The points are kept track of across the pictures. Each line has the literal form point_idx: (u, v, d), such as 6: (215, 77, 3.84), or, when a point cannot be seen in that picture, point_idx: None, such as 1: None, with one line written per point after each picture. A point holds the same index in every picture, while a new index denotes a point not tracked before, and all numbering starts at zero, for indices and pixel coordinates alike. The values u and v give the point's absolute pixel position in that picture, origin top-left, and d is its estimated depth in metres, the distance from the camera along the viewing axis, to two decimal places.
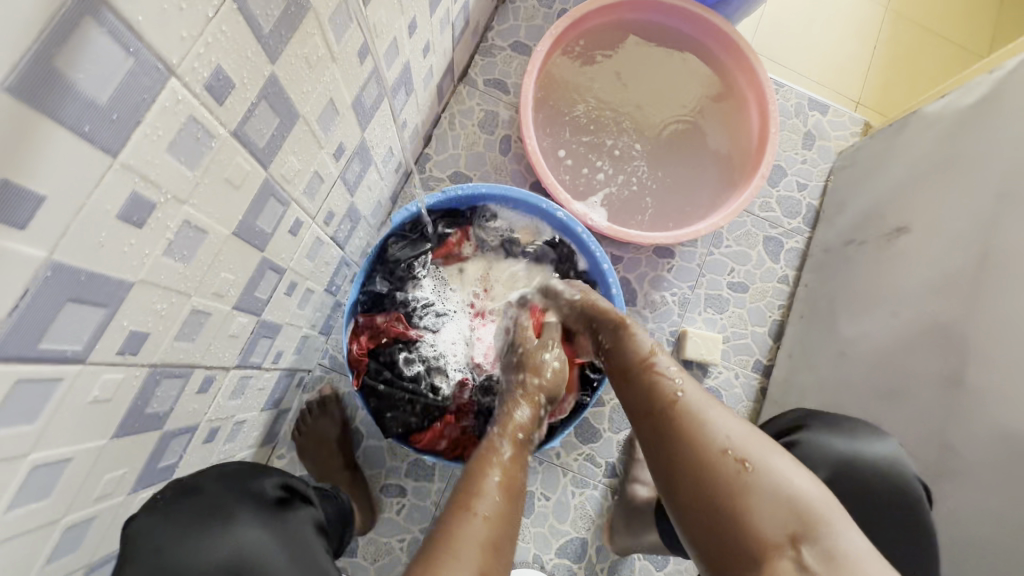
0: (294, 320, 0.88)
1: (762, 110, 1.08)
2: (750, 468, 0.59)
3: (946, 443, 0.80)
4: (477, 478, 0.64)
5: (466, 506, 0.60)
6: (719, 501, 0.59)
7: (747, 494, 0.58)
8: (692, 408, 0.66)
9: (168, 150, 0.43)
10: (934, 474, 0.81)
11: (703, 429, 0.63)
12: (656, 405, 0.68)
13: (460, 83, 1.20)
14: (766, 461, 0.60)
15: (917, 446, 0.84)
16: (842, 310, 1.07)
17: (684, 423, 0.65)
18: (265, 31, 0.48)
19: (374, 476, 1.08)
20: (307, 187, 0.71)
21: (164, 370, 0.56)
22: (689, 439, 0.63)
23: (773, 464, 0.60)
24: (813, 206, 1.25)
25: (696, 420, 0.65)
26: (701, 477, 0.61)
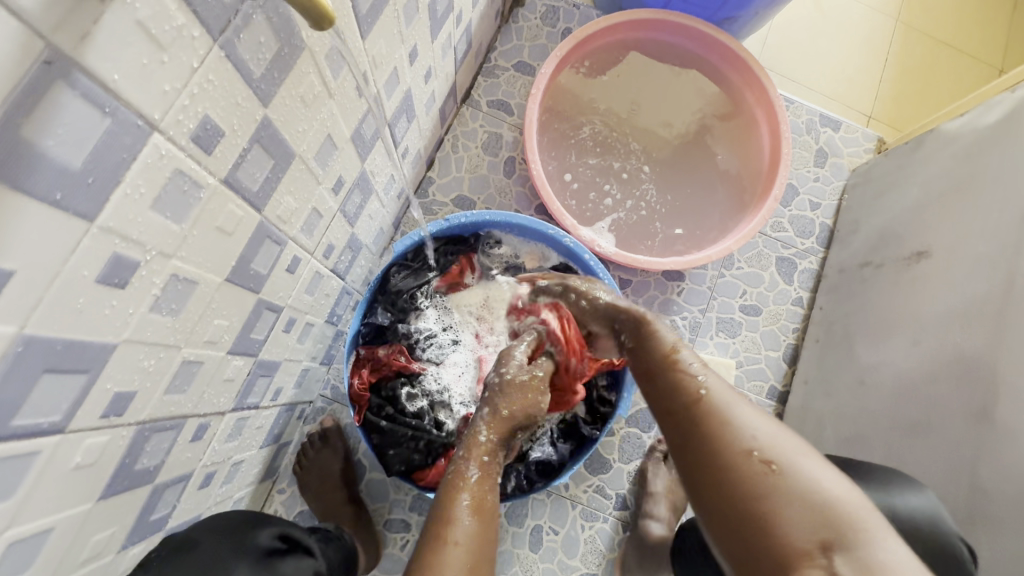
0: (294, 354, 0.86)
1: (773, 129, 1.04)
2: (777, 471, 0.50)
3: (976, 484, 0.75)
4: (449, 496, 0.62)
5: (443, 530, 0.58)
6: (697, 433, 0.55)
7: (724, 428, 0.54)
8: (715, 400, 0.57)
9: (152, 207, 0.40)
10: (967, 519, 0.76)
11: (727, 423, 0.55)
12: (651, 354, 0.66)
13: (463, 104, 1.18)
14: (750, 405, 0.57)
15: (940, 485, 0.80)
16: (859, 336, 1.03)
17: (678, 369, 0.62)
18: (256, 76, 0.45)
19: (377, 510, 1.05)
20: (304, 224, 0.69)
21: (153, 426, 0.53)
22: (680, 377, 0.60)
23: (760, 417, 0.55)
24: (827, 225, 1.21)
25: (689, 370, 0.61)
26: (685, 416, 0.57)
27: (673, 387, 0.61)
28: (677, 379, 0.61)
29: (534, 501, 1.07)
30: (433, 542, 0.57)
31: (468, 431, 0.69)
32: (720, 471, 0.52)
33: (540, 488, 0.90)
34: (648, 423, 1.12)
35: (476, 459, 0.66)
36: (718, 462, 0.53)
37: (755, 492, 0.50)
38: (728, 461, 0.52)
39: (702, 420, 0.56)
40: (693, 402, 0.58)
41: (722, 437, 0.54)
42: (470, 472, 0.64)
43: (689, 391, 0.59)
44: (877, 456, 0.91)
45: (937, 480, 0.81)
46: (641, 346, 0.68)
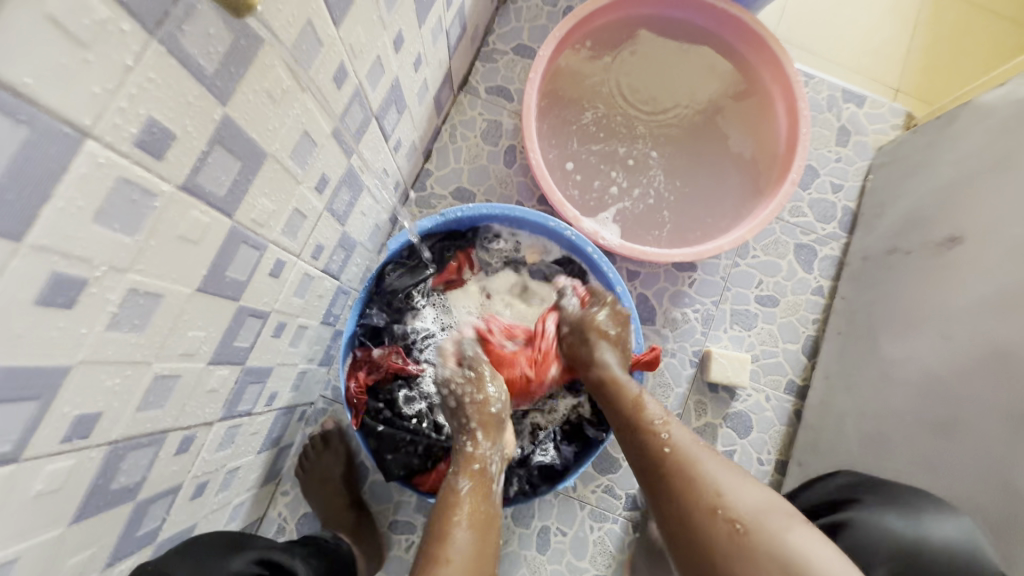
0: (287, 359, 0.83)
1: (791, 108, 0.97)
2: (742, 528, 0.60)
3: (1009, 484, 0.69)
4: (453, 502, 0.65)
5: (449, 523, 0.62)
6: (669, 485, 0.67)
7: (692, 480, 0.66)
8: (683, 457, 0.68)
9: (95, 220, 0.37)
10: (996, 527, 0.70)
11: (695, 481, 0.65)
12: (620, 412, 0.77)
13: (461, 91, 1.13)
14: (715, 455, 0.68)
15: (970, 485, 0.74)
16: (883, 328, 0.96)
17: (647, 426, 0.73)
18: (209, 72, 0.42)
19: (382, 512, 1.03)
20: (286, 226, 0.65)
21: (128, 444, 0.51)
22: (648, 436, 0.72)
23: (722, 466, 0.67)
24: (850, 208, 1.14)
25: (656, 428, 0.72)
26: (658, 472, 0.69)
27: (647, 443, 0.72)
28: (650, 436, 0.72)
29: (540, 502, 1.04)
30: (430, 561, 0.58)
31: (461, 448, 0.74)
32: (695, 522, 0.63)
33: (544, 491, 0.86)
34: None
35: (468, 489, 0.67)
36: (693, 497, 0.64)
37: (723, 547, 0.60)
38: (701, 514, 0.63)
39: (674, 476, 0.67)
40: (664, 460, 0.69)
41: (690, 497, 0.64)
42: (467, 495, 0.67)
43: (658, 448, 0.70)
44: (899, 455, 0.85)
45: (962, 485, 0.75)
46: (613, 406, 0.78)
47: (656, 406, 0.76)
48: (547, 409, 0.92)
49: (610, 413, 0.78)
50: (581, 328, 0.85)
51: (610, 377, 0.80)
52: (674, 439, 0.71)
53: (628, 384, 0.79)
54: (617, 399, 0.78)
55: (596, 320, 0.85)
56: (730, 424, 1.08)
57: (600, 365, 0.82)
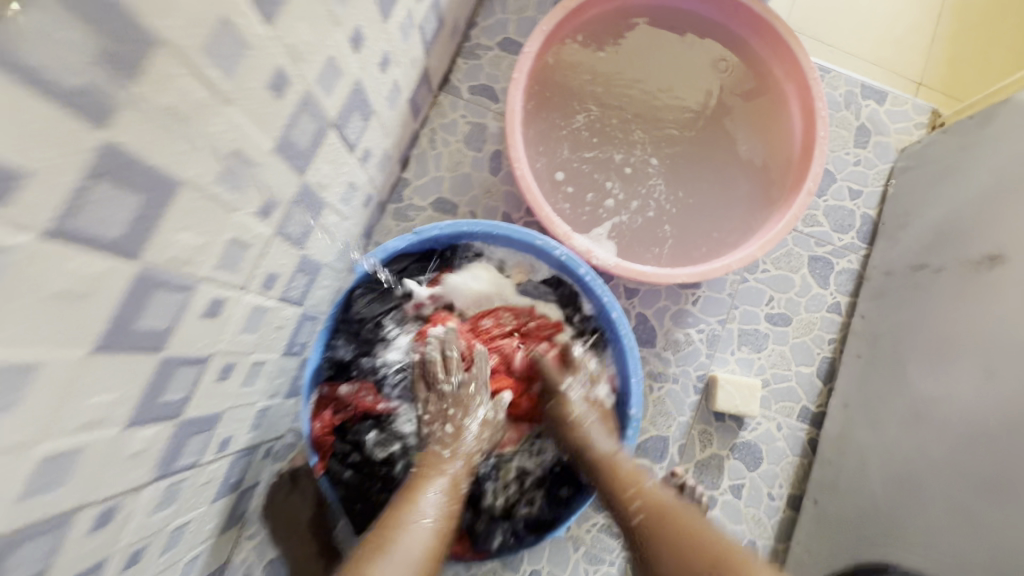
0: (241, 399, 0.74)
1: (806, 108, 0.87)
2: None
3: None
4: (424, 484, 0.67)
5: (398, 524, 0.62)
6: (644, 547, 0.66)
7: (659, 548, 0.64)
8: (654, 513, 0.67)
9: None
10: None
11: (666, 536, 0.64)
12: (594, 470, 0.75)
13: (441, 92, 1.03)
14: (685, 511, 0.66)
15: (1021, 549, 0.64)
16: (911, 356, 0.87)
17: (619, 492, 0.71)
18: (69, 87, 0.32)
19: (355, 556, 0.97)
20: (222, 259, 0.56)
21: (14, 538, 0.42)
22: (619, 505, 0.70)
23: (691, 523, 0.65)
24: (869, 217, 1.04)
25: (628, 483, 0.71)
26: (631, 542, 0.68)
27: (620, 499, 0.70)
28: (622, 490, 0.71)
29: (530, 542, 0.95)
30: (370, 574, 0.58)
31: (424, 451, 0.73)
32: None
33: (532, 543, 0.77)
34: (660, 452, 0.98)
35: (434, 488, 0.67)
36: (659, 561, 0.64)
37: None
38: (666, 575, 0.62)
39: (643, 544, 0.66)
40: (636, 529, 0.68)
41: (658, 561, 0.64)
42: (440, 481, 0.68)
43: (628, 516, 0.69)
44: (932, 503, 0.76)
45: (1001, 553, 0.66)
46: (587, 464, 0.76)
47: (632, 465, 0.74)
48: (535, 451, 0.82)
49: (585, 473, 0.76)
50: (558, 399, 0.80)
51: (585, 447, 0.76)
52: (646, 494, 0.70)
53: (603, 446, 0.76)
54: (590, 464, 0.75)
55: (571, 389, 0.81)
56: (738, 456, 0.98)
57: (576, 439, 0.77)
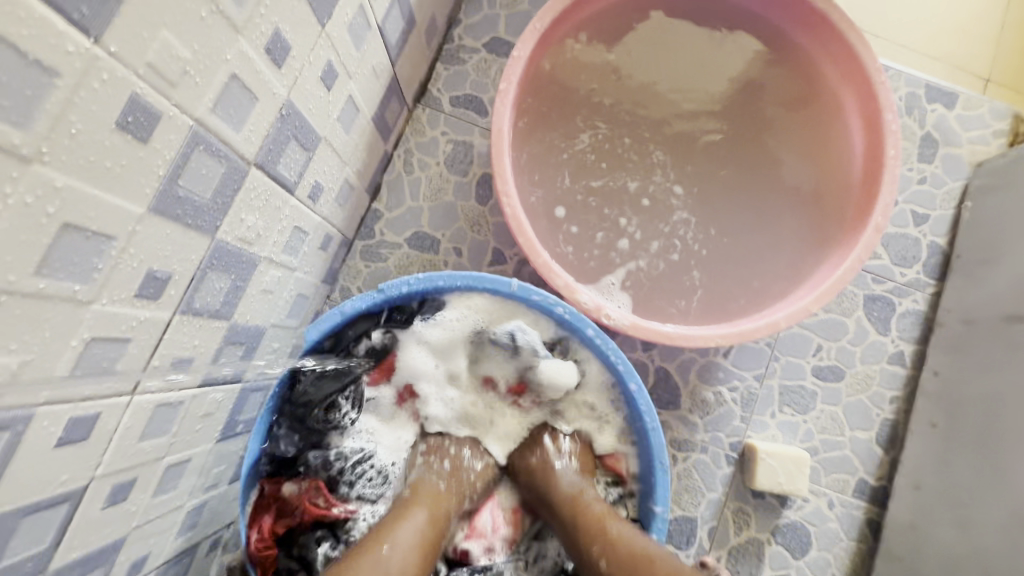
0: (157, 511, 0.59)
1: (870, 120, 0.69)
2: None
3: None
4: (397, 519, 0.56)
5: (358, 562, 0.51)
6: None
7: None
8: (622, 549, 0.56)
9: None
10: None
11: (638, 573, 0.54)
12: (551, 505, 0.63)
13: (417, 105, 0.86)
14: (662, 564, 0.54)
15: None
16: (1015, 438, 0.69)
17: (580, 530, 0.59)
18: None
19: None
20: (78, 367, 0.40)
21: None
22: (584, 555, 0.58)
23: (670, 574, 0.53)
24: (938, 246, 0.85)
25: (591, 513, 0.60)
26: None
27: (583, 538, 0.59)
28: (586, 526, 0.59)
29: None
30: None
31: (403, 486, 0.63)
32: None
33: None
34: (687, 537, 0.81)
35: (418, 516, 0.58)
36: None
37: None
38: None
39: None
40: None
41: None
42: (420, 513, 0.58)
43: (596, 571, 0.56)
44: None
45: None
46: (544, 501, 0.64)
47: (598, 504, 0.61)
48: (532, 556, 0.68)
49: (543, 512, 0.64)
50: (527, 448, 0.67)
51: (548, 489, 0.64)
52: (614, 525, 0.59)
53: (563, 478, 0.64)
54: (547, 498, 0.63)
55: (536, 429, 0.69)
56: (782, 541, 0.81)
57: (540, 483, 0.65)
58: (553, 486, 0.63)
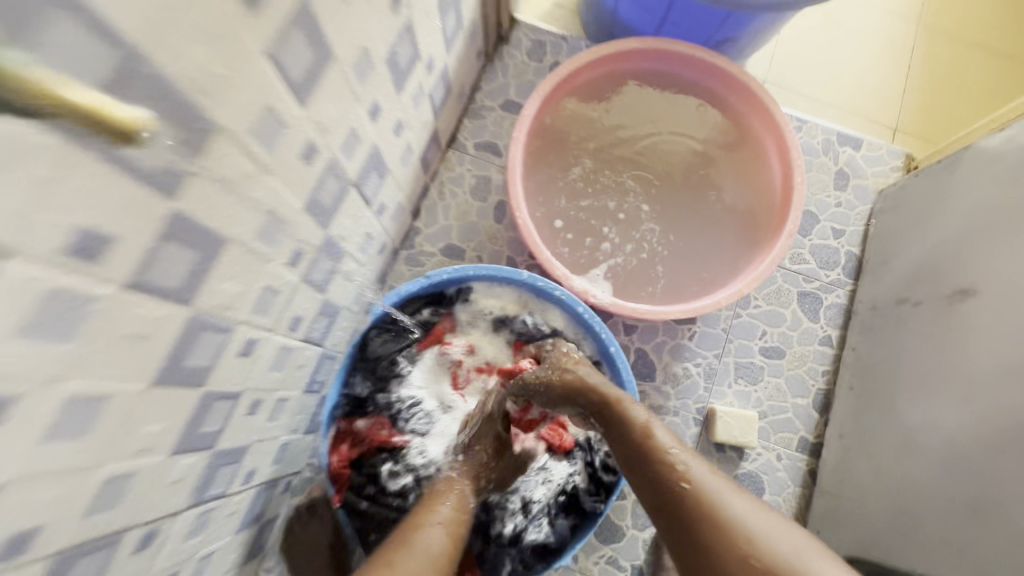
0: (266, 434, 0.80)
1: (784, 156, 0.95)
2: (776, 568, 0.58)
3: None
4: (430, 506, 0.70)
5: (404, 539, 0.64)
6: (689, 521, 0.63)
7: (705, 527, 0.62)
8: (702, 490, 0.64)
9: (18, 334, 0.35)
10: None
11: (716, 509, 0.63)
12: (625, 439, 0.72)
13: (449, 149, 1.13)
14: (732, 492, 0.65)
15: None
16: (899, 384, 0.90)
17: (659, 461, 0.68)
18: (154, 171, 0.40)
19: None
20: (256, 304, 0.63)
21: (75, 550, 0.49)
22: (665, 477, 0.67)
23: (747, 506, 0.64)
24: (853, 254, 1.09)
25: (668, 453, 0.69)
26: (679, 519, 0.64)
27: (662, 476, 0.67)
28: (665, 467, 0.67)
29: None
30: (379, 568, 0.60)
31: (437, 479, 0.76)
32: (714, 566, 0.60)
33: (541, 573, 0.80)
34: None
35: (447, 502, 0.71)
36: (717, 546, 0.61)
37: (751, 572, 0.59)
38: (722, 558, 0.60)
39: (694, 526, 0.63)
40: (684, 506, 0.64)
41: (715, 547, 0.61)
42: (438, 521, 0.67)
43: (675, 491, 0.65)
44: (934, 538, 0.77)
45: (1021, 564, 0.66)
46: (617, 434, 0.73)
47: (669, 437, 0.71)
48: (540, 479, 0.84)
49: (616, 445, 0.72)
50: (573, 375, 0.78)
51: (624, 420, 0.73)
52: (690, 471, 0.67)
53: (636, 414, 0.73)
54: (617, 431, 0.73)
55: (581, 368, 0.79)
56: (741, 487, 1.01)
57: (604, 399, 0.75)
58: (628, 420, 0.73)
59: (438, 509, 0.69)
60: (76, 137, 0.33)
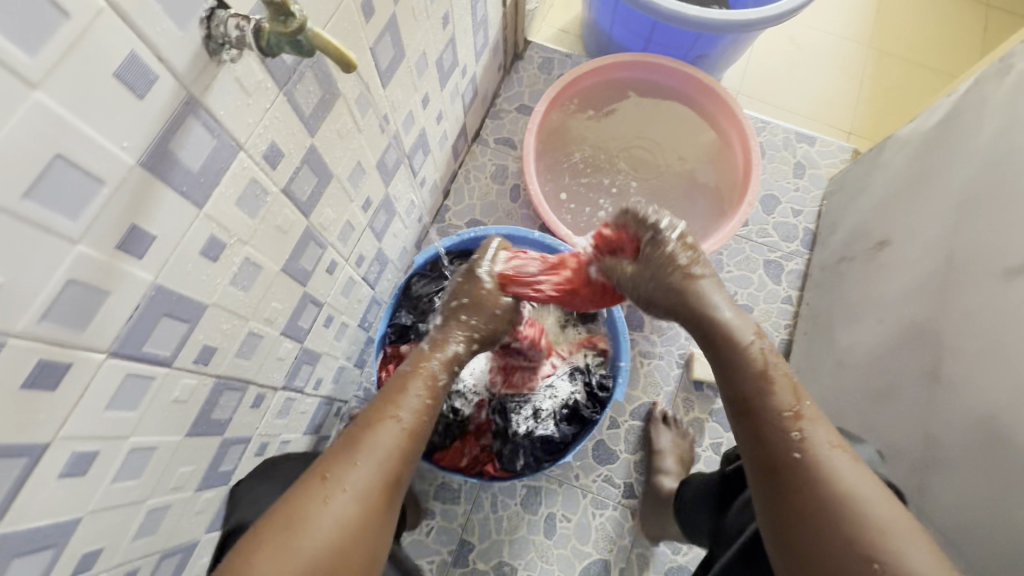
0: (332, 350, 1.01)
1: (745, 145, 1.19)
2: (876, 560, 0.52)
3: (931, 435, 0.81)
4: (367, 433, 0.60)
5: (319, 484, 0.55)
6: (795, 481, 0.57)
7: (805, 492, 0.56)
8: (817, 453, 0.58)
9: (236, 203, 0.58)
10: (922, 466, 0.81)
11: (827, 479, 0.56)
12: (737, 382, 0.64)
13: (474, 143, 1.37)
14: (847, 463, 0.57)
15: (901, 436, 0.86)
16: (834, 319, 1.11)
17: (773, 413, 0.61)
18: (307, 114, 0.64)
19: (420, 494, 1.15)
20: (340, 233, 0.86)
21: (226, 382, 0.69)
22: (776, 434, 0.59)
23: (861, 478, 0.56)
24: (810, 229, 1.31)
25: (783, 404, 0.61)
26: (780, 477, 0.58)
27: (771, 424, 0.60)
28: (774, 417, 0.60)
29: (546, 490, 1.17)
30: (285, 520, 0.52)
31: (387, 390, 0.66)
32: (812, 525, 0.55)
33: (547, 466, 0.99)
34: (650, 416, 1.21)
35: (382, 435, 0.60)
36: (817, 511, 0.55)
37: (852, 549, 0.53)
38: (824, 517, 0.55)
39: (796, 485, 0.57)
40: (790, 468, 0.58)
41: (813, 513, 0.55)
42: (367, 461, 0.58)
43: (785, 452, 0.58)
44: (853, 427, 0.97)
45: (906, 425, 0.86)
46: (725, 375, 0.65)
47: (787, 389, 0.62)
48: (548, 394, 1.05)
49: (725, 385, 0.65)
50: (682, 300, 0.69)
51: (742, 364, 0.64)
52: (805, 432, 0.59)
53: (756, 357, 0.64)
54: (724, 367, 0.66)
55: (703, 281, 0.70)
56: (716, 419, 1.21)
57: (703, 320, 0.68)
58: (744, 361, 0.64)
59: (393, 408, 0.63)
60: (279, 85, 0.57)
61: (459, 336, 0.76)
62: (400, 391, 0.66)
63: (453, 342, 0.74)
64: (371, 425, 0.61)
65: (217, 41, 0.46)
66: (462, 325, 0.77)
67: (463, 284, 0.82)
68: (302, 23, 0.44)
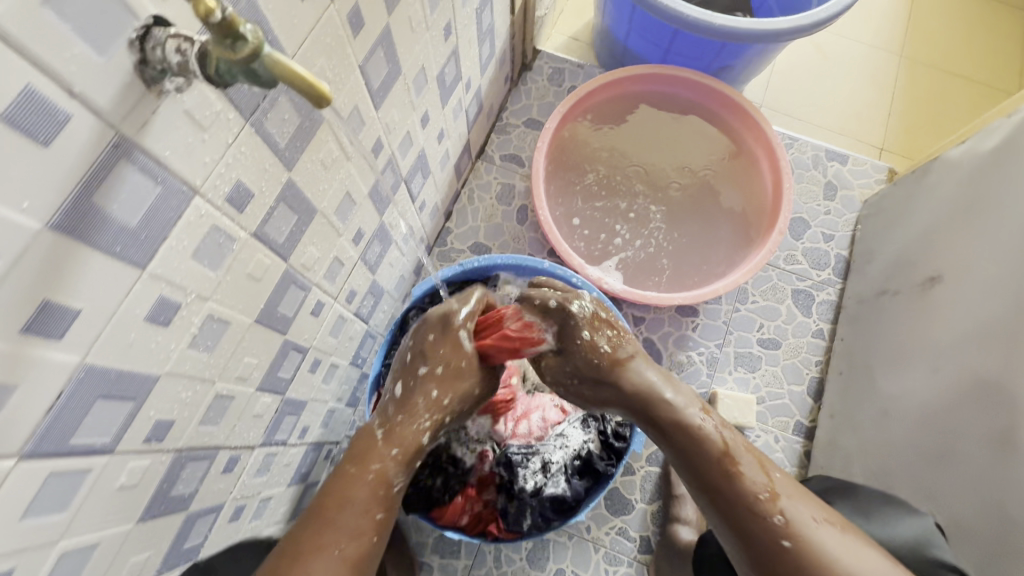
0: (319, 395, 0.92)
1: (774, 165, 1.09)
2: None
3: (1006, 514, 0.71)
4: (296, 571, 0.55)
5: None
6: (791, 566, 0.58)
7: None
8: (805, 533, 0.59)
9: (193, 257, 0.48)
10: (997, 549, 0.71)
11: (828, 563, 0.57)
12: (705, 467, 0.65)
13: (478, 160, 1.27)
14: (838, 539, 0.59)
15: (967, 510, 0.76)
16: (876, 367, 1.02)
17: (750, 495, 0.62)
18: (282, 146, 0.54)
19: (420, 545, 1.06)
20: (327, 271, 0.76)
21: (189, 454, 0.59)
22: (757, 522, 0.61)
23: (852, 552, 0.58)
24: (843, 256, 1.20)
25: (753, 483, 0.63)
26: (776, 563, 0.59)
27: (750, 506, 0.62)
28: (751, 498, 0.62)
29: (554, 544, 1.06)
30: None
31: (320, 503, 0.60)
32: None
33: (556, 526, 0.89)
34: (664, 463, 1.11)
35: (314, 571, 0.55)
36: None
37: None
38: None
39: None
40: (781, 555, 0.59)
41: None
42: None
43: (772, 540, 0.60)
44: (906, 491, 0.87)
45: (975, 496, 0.76)
46: (688, 457, 0.67)
47: (750, 463, 0.65)
48: (558, 444, 0.95)
49: (688, 468, 0.66)
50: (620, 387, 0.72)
51: (702, 448, 0.66)
52: (785, 512, 0.61)
53: (710, 437, 0.66)
54: (681, 447, 0.67)
55: (633, 364, 0.73)
56: None
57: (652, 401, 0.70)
58: (703, 438, 0.66)
59: (330, 534, 0.58)
60: (246, 115, 0.47)
61: (427, 419, 0.69)
62: (340, 506, 0.60)
63: (418, 428, 0.68)
64: (303, 559, 0.55)
65: (154, 67, 0.36)
66: (428, 400, 0.69)
67: (436, 343, 0.72)
68: (256, 44, 0.34)
